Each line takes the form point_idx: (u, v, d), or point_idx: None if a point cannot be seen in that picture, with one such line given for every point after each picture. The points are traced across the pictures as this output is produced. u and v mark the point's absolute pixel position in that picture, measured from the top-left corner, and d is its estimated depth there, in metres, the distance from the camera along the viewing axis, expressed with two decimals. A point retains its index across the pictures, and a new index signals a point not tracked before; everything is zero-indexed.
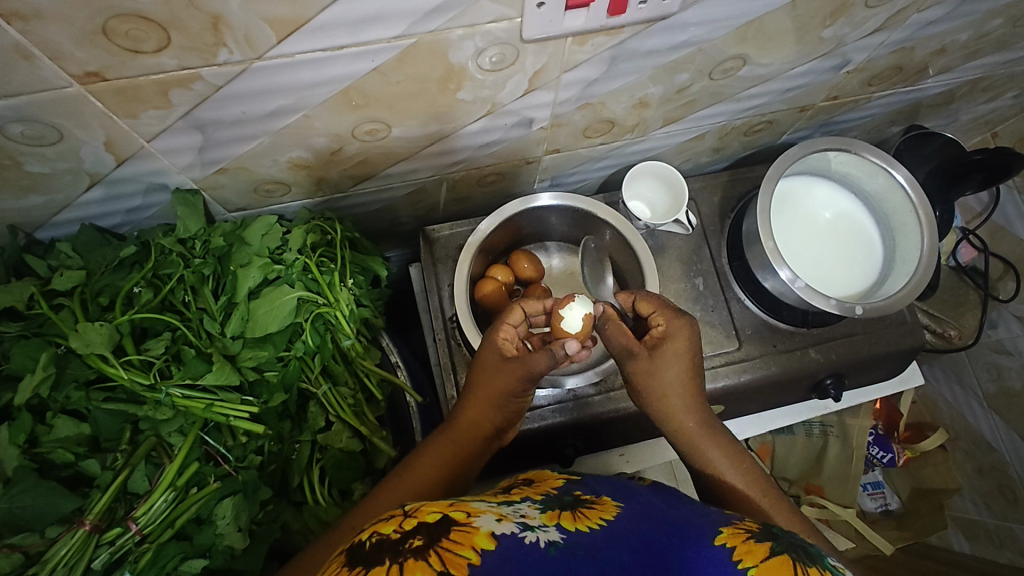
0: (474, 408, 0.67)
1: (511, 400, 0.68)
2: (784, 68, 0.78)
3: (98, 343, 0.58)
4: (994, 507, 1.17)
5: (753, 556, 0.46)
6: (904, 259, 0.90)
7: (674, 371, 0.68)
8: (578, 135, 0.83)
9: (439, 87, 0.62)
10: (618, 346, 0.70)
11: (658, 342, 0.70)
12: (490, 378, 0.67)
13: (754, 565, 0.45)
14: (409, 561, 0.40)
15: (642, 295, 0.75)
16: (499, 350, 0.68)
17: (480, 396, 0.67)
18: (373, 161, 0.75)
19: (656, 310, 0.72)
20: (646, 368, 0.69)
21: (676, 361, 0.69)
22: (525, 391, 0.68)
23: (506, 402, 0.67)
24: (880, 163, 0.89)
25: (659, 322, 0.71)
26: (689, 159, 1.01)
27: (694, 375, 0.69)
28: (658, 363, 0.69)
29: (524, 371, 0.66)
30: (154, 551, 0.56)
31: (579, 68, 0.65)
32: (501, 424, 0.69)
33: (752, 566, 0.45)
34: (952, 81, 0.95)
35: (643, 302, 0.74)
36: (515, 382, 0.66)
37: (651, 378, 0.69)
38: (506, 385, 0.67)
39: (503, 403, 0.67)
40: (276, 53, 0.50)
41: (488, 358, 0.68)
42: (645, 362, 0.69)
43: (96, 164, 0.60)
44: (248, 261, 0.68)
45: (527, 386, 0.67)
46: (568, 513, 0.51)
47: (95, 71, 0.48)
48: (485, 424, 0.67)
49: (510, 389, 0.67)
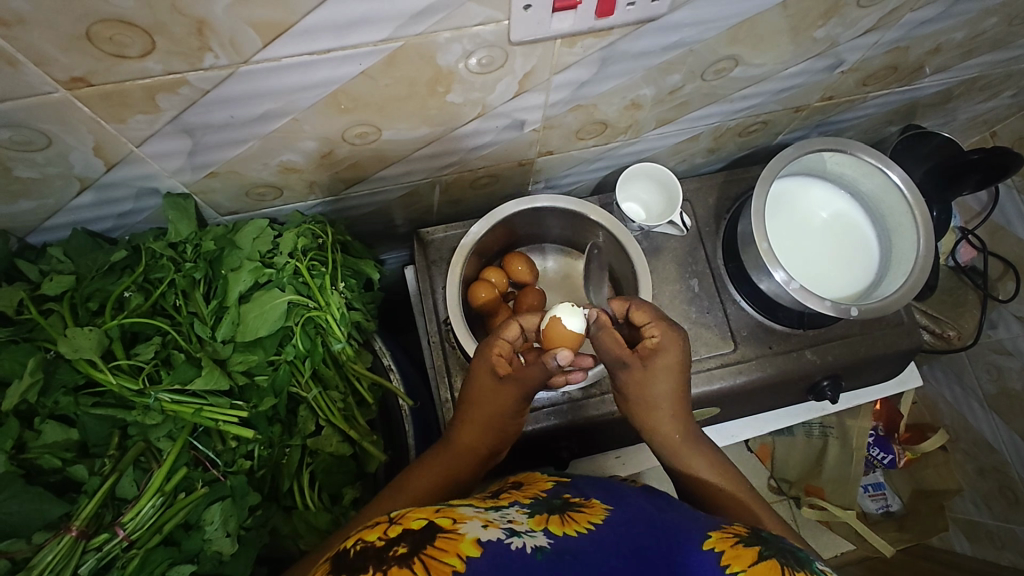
0: (469, 430, 0.67)
1: (504, 421, 0.68)
2: (778, 68, 0.77)
3: (87, 348, 0.58)
4: (995, 508, 1.16)
5: (741, 561, 0.45)
6: (902, 261, 0.90)
7: (669, 383, 0.69)
8: (571, 137, 0.82)
9: (429, 90, 0.62)
10: (610, 355, 0.69)
11: (650, 354, 0.69)
12: (487, 398, 0.67)
13: (742, 570, 0.44)
14: (393, 569, 0.40)
15: (637, 303, 0.73)
16: (494, 370, 0.67)
17: (475, 419, 0.67)
18: (365, 163, 0.75)
19: (650, 320, 0.71)
20: (639, 379, 0.69)
21: (667, 375, 0.68)
22: (521, 410, 0.68)
23: (502, 423, 0.68)
24: (876, 163, 0.88)
25: (652, 333, 0.70)
26: (685, 160, 1.01)
27: (683, 386, 0.70)
28: (650, 375, 0.68)
29: (521, 390, 0.66)
30: (142, 557, 0.56)
31: (569, 69, 0.65)
32: (497, 443, 0.69)
33: (740, 570, 0.44)
34: (949, 81, 0.95)
35: (638, 310, 0.72)
36: (512, 402, 0.67)
37: (641, 389, 0.69)
38: (500, 407, 0.67)
39: (499, 422, 0.67)
40: (262, 57, 0.50)
41: (482, 379, 0.68)
42: (637, 374, 0.68)
43: (86, 169, 0.60)
44: (239, 265, 0.68)
45: (523, 404, 0.68)
46: (557, 517, 0.50)
47: (81, 77, 0.48)
48: (479, 448, 0.68)
49: (506, 409, 0.67)
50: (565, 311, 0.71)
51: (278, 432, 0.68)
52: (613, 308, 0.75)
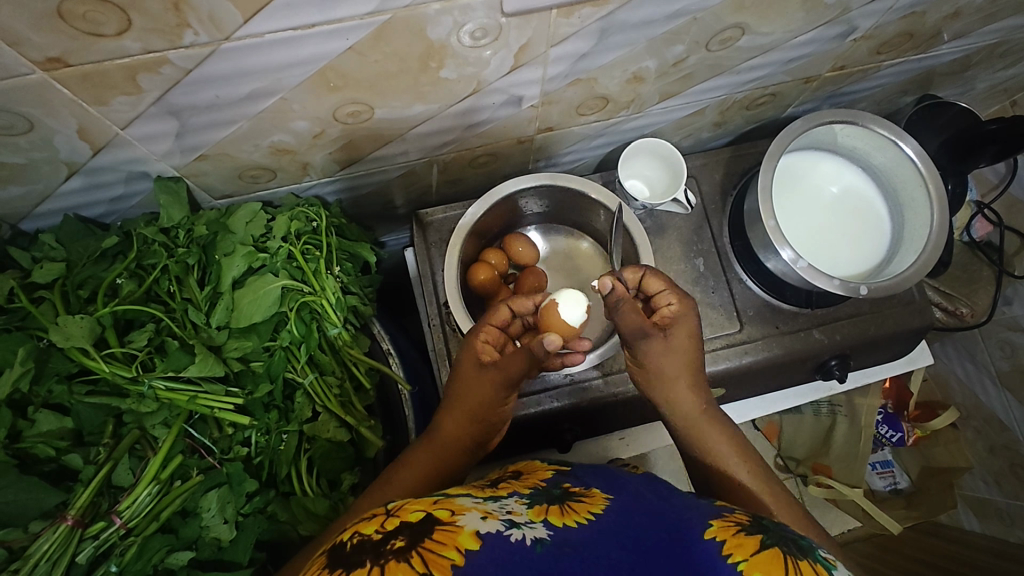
0: (452, 422, 0.67)
1: (489, 410, 0.68)
2: (786, 37, 0.74)
3: (78, 336, 0.58)
4: (1005, 485, 1.14)
5: (744, 550, 0.45)
6: (913, 238, 0.87)
7: (682, 351, 0.69)
8: (571, 112, 0.80)
9: (421, 66, 0.59)
10: (630, 326, 0.67)
11: (669, 323, 0.69)
12: (472, 386, 0.68)
13: (744, 559, 0.44)
14: (390, 563, 0.39)
15: (650, 271, 0.72)
16: (478, 358, 0.69)
17: (462, 408, 0.67)
18: (359, 143, 0.72)
19: (665, 289, 0.71)
20: (659, 345, 0.68)
21: (683, 342, 0.69)
22: (505, 400, 0.69)
23: (487, 413, 0.68)
24: (889, 135, 0.85)
25: (668, 302, 0.70)
26: (690, 135, 0.98)
27: (696, 357, 0.70)
28: (669, 345, 0.68)
29: (503, 378, 0.67)
30: (139, 544, 0.57)
31: (567, 42, 0.62)
32: (483, 435, 0.68)
33: (743, 560, 0.44)
34: (967, 47, 0.91)
35: (652, 280, 0.72)
36: (495, 390, 0.67)
37: (659, 359, 0.68)
38: (485, 395, 0.67)
39: (487, 408, 0.67)
40: (244, 34, 0.48)
41: (472, 362, 0.69)
42: (658, 340, 0.68)
43: (72, 154, 0.59)
44: (232, 249, 0.68)
45: (506, 393, 0.68)
46: (556, 508, 0.50)
47: (57, 57, 0.47)
48: (462, 439, 0.67)
49: (491, 397, 0.67)
50: (567, 299, 0.69)
51: (275, 418, 0.67)
52: (626, 278, 0.72)
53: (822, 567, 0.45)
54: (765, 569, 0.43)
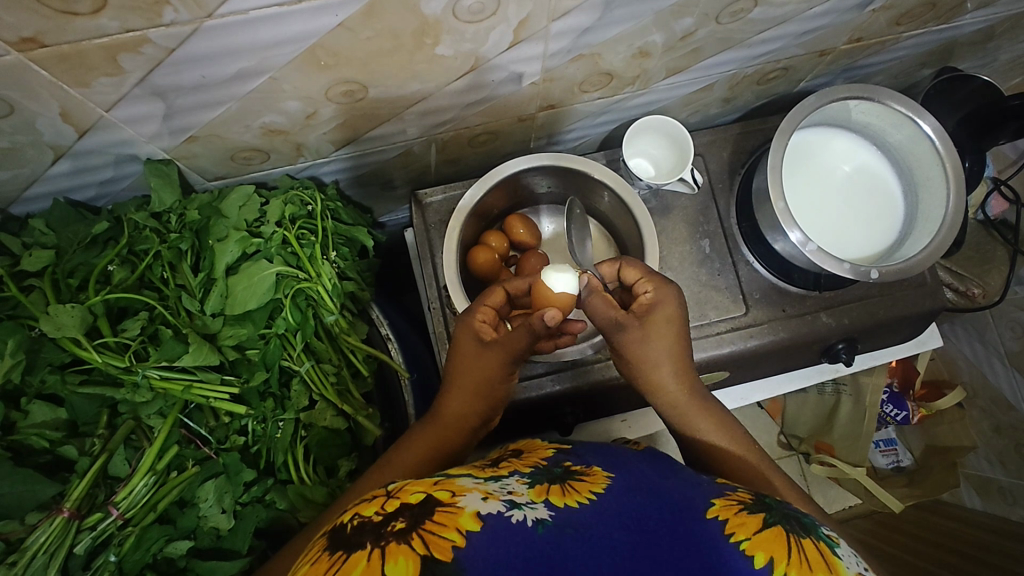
0: (456, 401, 0.66)
1: (492, 384, 0.67)
2: (800, 8, 0.70)
3: (69, 326, 0.57)
4: (1009, 465, 1.12)
5: (746, 528, 0.44)
6: (927, 219, 0.84)
7: (665, 340, 0.67)
8: (574, 89, 0.77)
9: (416, 43, 0.57)
10: (605, 318, 0.67)
11: (648, 310, 0.67)
12: (473, 364, 0.67)
13: (747, 538, 0.43)
14: (391, 545, 0.38)
15: (626, 262, 0.73)
16: (477, 335, 0.68)
17: (461, 386, 0.66)
18: (354, 123, 0.70)
19: (642, 277, 0.70)
20: (637, 338, 0.66)
21: (667, 328, 0.67)
22: (509, 375, 0.67)
23: (491, 387, 0.67)
24: (907, 112, 0.81)
25: (646, 289, 0.69)
26: (698, 111, 0.95)
27: (683, 342, 0.68)
28: (650, 333, 0.67)
29: (505, 354, 0.65)
30: (137, 534, 0.58)
31: (569, 15, 0.59)
32: (486, 411, 0.67)
33: (744, 539, 0.43)
34: (992, 17, 0.86)
35: (629, 269, 0.72)
36: (496, 365, 0.66)
37: (644, 350, 0.67)
38: (485, 372, 0.66)
39: (487, 387, 0.66)
40: (227, 10, 0.45)
41: (466, 346, 0.68)
42: (636, 333, 0.66)
43: (57, 137, 0.57)
44: (225, 235, 0.66)
45: (513, 367, 0.67)
46: (557, 487, 0.49)
47: (31, 37, 0.44)
48: (467, 415, 0.66)
49: (494, 373, 0.66)
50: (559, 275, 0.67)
51: (271, 407, 0.67)
52: (602, 271, 0.74)
53: (824, 544, 0.45)
54: (768, 548, 0.42)
